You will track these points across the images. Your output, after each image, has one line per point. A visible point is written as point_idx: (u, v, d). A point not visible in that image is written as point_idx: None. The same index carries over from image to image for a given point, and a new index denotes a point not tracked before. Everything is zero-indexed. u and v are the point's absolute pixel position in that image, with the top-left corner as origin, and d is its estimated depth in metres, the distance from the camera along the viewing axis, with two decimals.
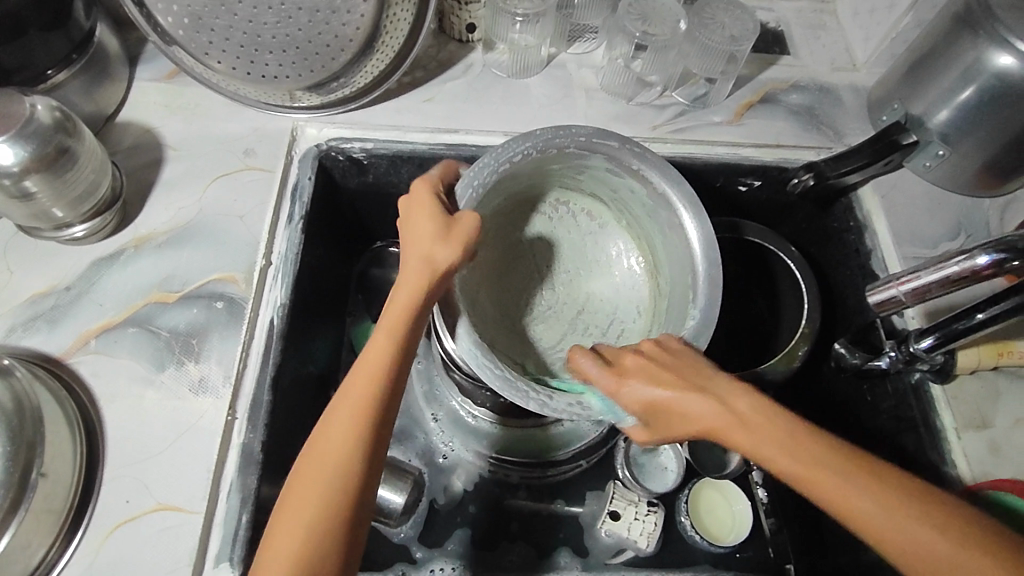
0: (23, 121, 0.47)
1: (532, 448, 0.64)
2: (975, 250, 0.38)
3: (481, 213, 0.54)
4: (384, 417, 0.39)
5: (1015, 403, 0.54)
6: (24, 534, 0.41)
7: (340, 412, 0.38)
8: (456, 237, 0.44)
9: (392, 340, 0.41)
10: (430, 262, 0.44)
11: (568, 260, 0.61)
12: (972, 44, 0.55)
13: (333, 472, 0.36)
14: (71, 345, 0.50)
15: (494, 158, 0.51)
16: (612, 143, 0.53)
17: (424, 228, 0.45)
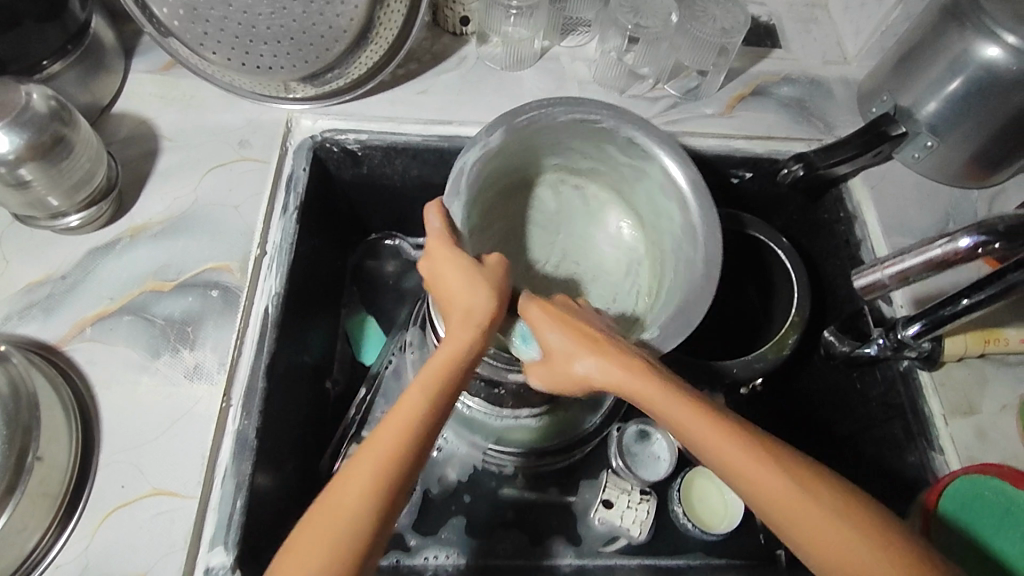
0: (18, 110, 0.48)
1: (525, 440, 0.64)
2: (957, 233, 0.39)
3: (501, 166, 0.56)
4: (414, 470, 0.38)
5: (1001, 389, 0.55)
6: (20, 517, 0.41)
7: (369, 456, 0.37)
8: (490, 285, 0.45)
9: (430, 391, 0.41)
10: (469, 311, 0.44)
11: (581, 254, 0.63)
12: (959, 36, 0.55)
13: (357, 518, 0.36)
14: (67, 333, 0.51)
15: (535, 114, 0.52)
16: (646, 136, 0.52)
17: (458, 277, 0.45)
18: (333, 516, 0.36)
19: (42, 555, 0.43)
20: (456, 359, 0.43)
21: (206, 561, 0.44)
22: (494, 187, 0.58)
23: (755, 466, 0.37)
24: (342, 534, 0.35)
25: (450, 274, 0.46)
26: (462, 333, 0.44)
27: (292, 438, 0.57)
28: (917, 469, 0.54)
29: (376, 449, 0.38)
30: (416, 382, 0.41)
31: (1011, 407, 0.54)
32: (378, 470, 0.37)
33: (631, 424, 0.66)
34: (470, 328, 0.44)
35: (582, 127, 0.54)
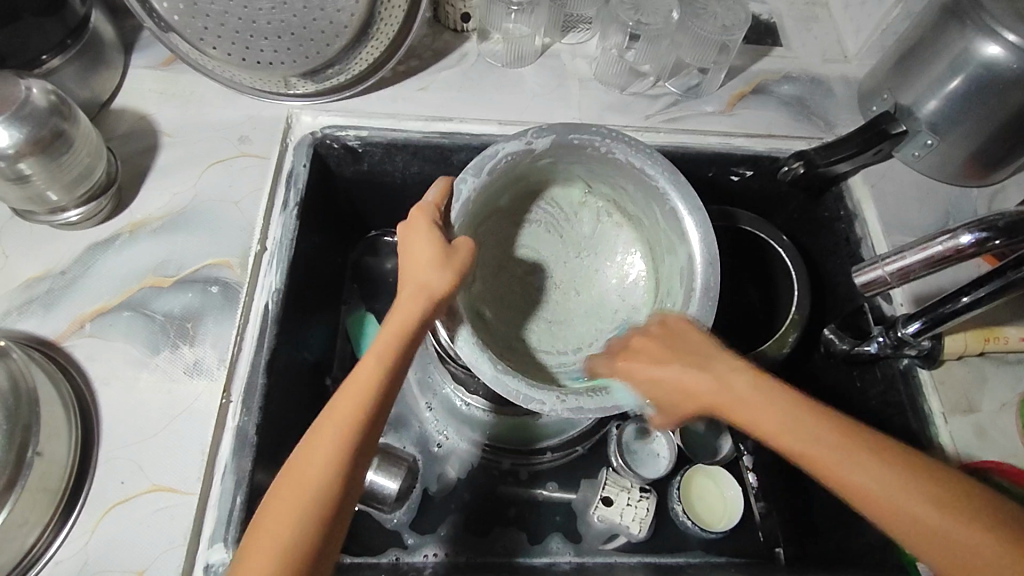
0: (18, 104, 0.47)
1: (524, 435, 0.66)
2: (958, 230, 0.39)
3: (510, 179, 0.57)
4: (371, 436, 0.39)
5: (1002, 387, 0.55)
6: (20, 514, 0.41)
7: (322, 429, 0.38)
8: (451, 263, 0.45)
9: (385, 357, 0.41)
10: (425, 288, 0.44)
11: (578, 281, 0.62)
12: (960, 35, 0.55)
13: (320, 483, 0.36)
14: (66, 328, 0.51)
15: (557, 135, 0.54)
16: (661, 170, 0.53)
17: (422, 253, 0.45)
18: (297, 482, 0.36)
19: (41, 552, 0.43)
20: (408, 331, 0.42)
21: (205, 557, 0.44)
22: (508, 189, 0.58)
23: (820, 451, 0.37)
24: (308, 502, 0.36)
25: (416, 250, 0.45)
26: (419, 306, 0.43)
27: (293, 435, 0.57)
28: None
29: (335, 418, 0.38)
30: (373, 348, 0.41)
31: (1010, 406, 0.54)
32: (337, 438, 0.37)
33: (631, 419, 0.65)
34: (426, 303, 0.43)
35: (605, 156, 0.55)
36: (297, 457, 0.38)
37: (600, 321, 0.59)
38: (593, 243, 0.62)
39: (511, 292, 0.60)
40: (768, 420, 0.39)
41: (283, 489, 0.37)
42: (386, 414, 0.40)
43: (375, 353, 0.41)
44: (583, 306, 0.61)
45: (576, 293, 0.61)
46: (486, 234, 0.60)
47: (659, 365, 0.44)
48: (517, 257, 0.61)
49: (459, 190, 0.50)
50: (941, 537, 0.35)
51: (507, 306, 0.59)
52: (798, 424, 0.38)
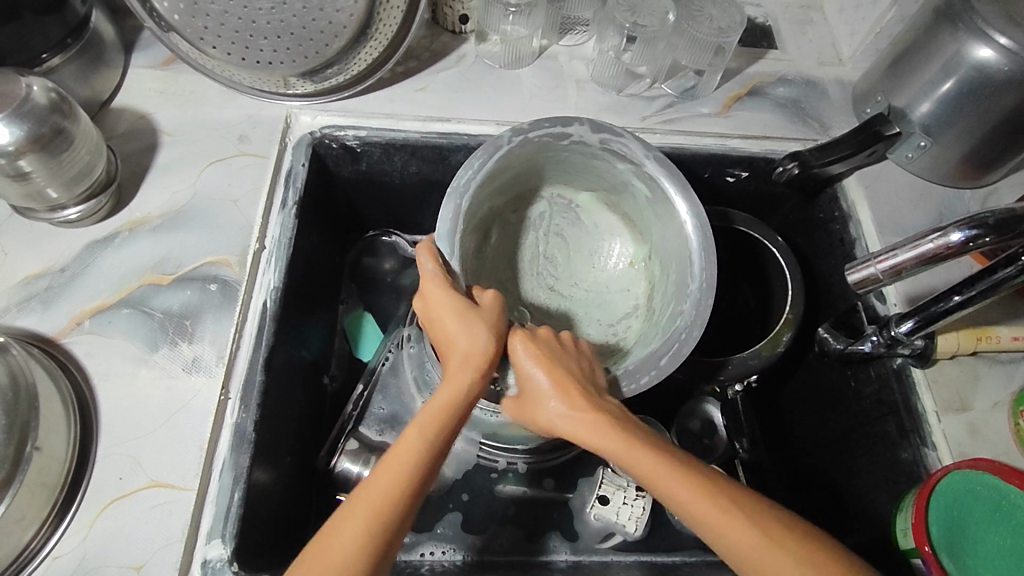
0: (19, 101, 0.48)
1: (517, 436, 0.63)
2: (948, 228, 0.39)
3: (522, 167, 0.56)
4: (407, 515, 0.38)
5: (994, 386, 0.55)
6: (18, 509, 0.41)
7: (357, 503, 0.38)
8: (490, 329, 0.46)
9: (429, 432, 0.41)
10: (469, 357, 0.45)
11: (581, 277, 0.63)
12: (952, 38, 0.56)
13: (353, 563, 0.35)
14: (65, 325, 0.51)
15: (585, 130, 0.53)
16: (671, 177, 0.53)
17: (456, 322, 0.46)
18: (324, 561, 0.36)
19: (38, 548, 0.43)
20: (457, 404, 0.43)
21: (203, 553, 0.44)
22: (578, 171, 0.60)
23: (643, 462, 0.41)
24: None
25: (449, 319, 0.46)
26: (465, 378, 0.44)
27: (290, 432, 0.57)
28: (908, 465, 0.54)
29: (368, 497, 0.38)
30: (415, 421, 0.42)
31: (1003, 404, 0.54)
32: (373, 514, 0.37)
33: None
34: (472, 374, 0.44)
35: (624, 157, 0.54)
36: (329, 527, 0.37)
37: (603, 319, 0.61)
38: (608, 299, 0.62)
39: (542, 252, 0.63)
40: (606, 438, 0.43)
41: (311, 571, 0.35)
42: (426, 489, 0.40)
43: (419, 425, 0.41)
44: (583, 305, 0.61)
45: (575, 295, 0.62)
46: (570, 191, 0.63)
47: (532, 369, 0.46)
48: (568, 234, 0.64)
49: (565, 124, 0.53)
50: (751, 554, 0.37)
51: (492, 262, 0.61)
52: (627, 442, 0.42)
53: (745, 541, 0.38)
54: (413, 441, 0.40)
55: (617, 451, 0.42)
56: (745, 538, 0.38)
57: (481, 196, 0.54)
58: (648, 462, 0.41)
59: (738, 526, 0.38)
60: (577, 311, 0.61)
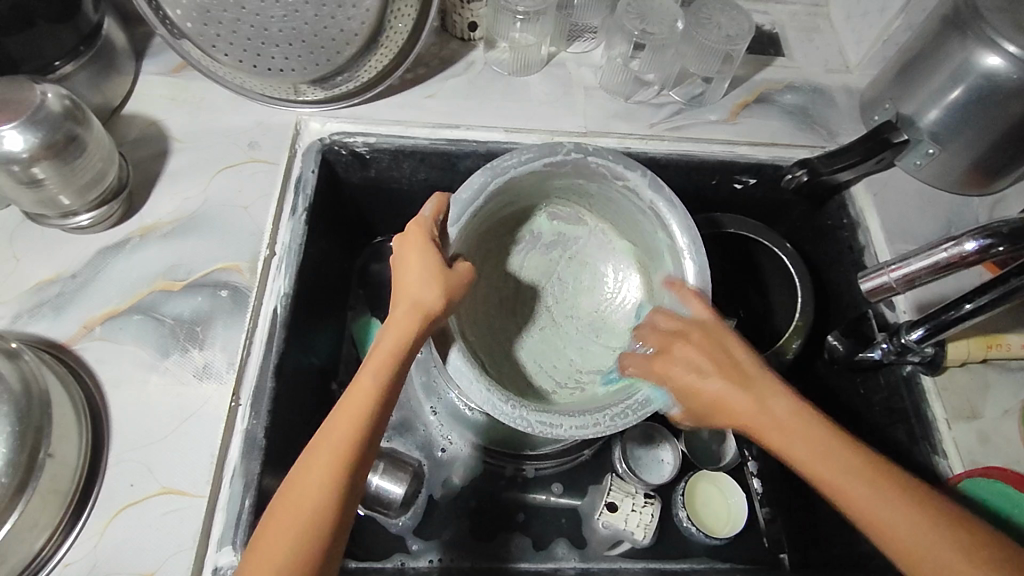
0: (33, 108, 0.48)
1: (518, 444, 0.64)
2: (962, 237, 0.38)
3: (555, 180, 0.58)
4: (366, 456, 0.39)
5: (1005, 394, 0.55)
6: (31, 515, 0.41)
7: (319, 450, 0.38)
8: (446, 285, 0.46)
9: (380, 376, 0.41)
10: (420, 306, 0.44)
11: (585, 306, 0.62)
12: (961, 46, 0.56)
13: (316, 506, 0.37)
14: (76, 331, 0.51)
15: (643, 177, 0.54)
16: (685, 224, 0.53)
17: (417, 273, 0.46)
18: (295, 500, 0.37)
19: (50, 555, 0.43)
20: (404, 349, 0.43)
21: (214, 560, 0.44)
22: (615, 211, 0.60)
23: (825, 461, 0.39)
24: (298, 540, 0.36)
25: (411, 272, 0.46)
26: (415, 325, 0.43)
27: (300, 438, 0.57)
28: (920, 473, 0.54)
29: (326, 445, 0.39)
30: (368, 364, 0.42)
31: (1013, 412, 0.54)
32: (333, 461, 0.38)
33: (634, 427, 0.66)
34: (421, 323, 0.44)
35: (653, 210, 0.55)
36: (301, 466, 0.39)
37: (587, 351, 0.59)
38: (598, 335, 0.60)
39: (558, 271, 0.63)
40: (794, 435, 0.41)
41: (280, 517, 0.37)
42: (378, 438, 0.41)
43: (372, 373, 0.41)
44: (582, 331, 0.60)
45: (577, 321, 0.61)
46: (614, 233, 0.63)
47: (699, 372, 0.44)
48: (583, 267, 0.63)
49: (629, 169, 0.54)
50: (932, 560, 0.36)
51: (501, 258, 0.62)
52: (816, 437, 0.40)
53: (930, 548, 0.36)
54: (364, 386, 0.41)
55: (795, 450, 0.40)
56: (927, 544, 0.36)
57: (524, 182, 0.56)
58: (831, 464, 0.39)
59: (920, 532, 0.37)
60: (554, 340, 0.60)
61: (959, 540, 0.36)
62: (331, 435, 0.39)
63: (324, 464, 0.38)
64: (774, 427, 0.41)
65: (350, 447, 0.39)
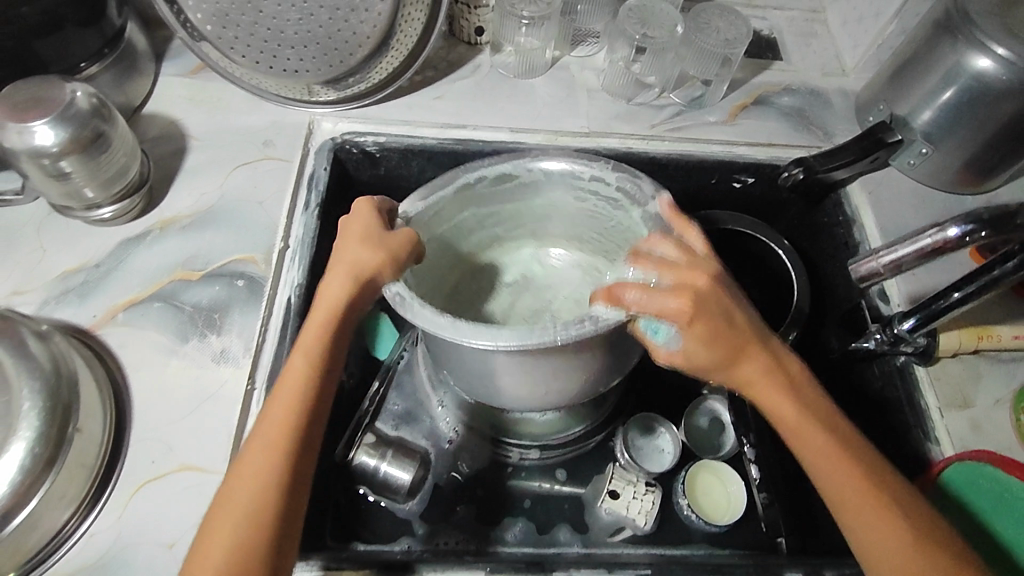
0: (63, 107, 0.50)
1: (519, 432, 0.66)
2: (945, 223, 0.40)
3: (535, 208, 0.62)
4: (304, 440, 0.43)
5: (995, 383, 0.57)
6: (59, 487, 0.43)
7: (257, 442, 0.42)
8: (388, 248, 0.47)
9: (312, 357, 0.45)
10: (354, 266, 0.46)
11: None
12: (953, 49, 0.59)
13: (246, 498, 0.40)
14: (100, 317, 0.53)
15: (605, 169, 0.54)
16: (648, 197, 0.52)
17: (353, 241, 0.47)
18: (240, 489, 0.41)
19: (73, 529, 0.45)
20: (332, 321, 0.45)
21: None
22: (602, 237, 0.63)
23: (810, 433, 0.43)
24: (241, 525, 0.40)
25: (351, 237, 0.47)
26: (340, 288, 0.46)
27: None
28: (912, 458, 0.55)
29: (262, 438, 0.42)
30: (299, 350, 0.45)
31: (1004, 402, 0.56)
32: (269, 449, 0.42)
33: (635, 419, 0.69)
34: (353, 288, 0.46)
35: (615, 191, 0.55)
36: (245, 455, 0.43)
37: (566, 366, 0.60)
38: None
39: (550, 307, 0.66)
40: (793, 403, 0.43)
41: (225, 508, 0.41)
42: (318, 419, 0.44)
43: (301, 349, 0.45)
44: None
45: None
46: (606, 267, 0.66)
47: (730, 320, 0.42)
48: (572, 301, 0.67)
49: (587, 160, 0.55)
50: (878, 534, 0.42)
51: (493, 293, 0.67)
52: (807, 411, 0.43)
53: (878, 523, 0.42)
54: (298, 373, 0.44)
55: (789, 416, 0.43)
56: (880, 522, 0.42)
57: (498, 206, 0.61)
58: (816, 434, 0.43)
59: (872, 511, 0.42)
60: None
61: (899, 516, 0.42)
62: (270, 417, 0.43)
63: (262, 453, 0.42)
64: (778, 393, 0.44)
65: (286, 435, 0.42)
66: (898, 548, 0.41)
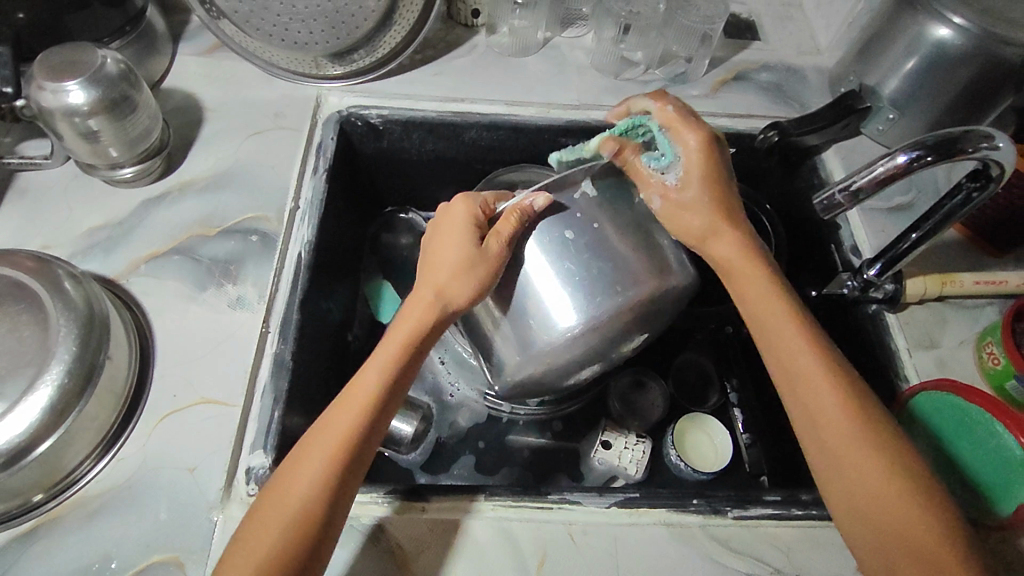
0: (93, 69, 0.54)
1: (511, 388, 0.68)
2: (896, 152, 0.45)
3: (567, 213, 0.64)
4: (362, 445, 0.44)
5: (959, 326, 0.61)
6: (91, 411, 0.47)
7: (315, 446, 0.43)
8: (468, 268, 0.48)
9: (384, 369, 0.46)
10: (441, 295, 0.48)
11: None
12: (915, 20, 0.63)
13: (300, 496, 0.42)
14: (123, 269, 0.57)
15: None
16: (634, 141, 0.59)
17: (440, 259, 0.49)
18: (288, 491, 0.42)
19: (84, 472, 0.48)
20: (415, 337, 0.48)
21: (246, 462, 0.49)
22: None
23: (831, 399, 0.46)
24: (298, 508, 0.41)
25: (446, 255, 0.49)
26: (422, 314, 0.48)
27: (319, 375, 0.63)
28: (884, 397, 0.59)
29: (326, 437, 0.44)
30: (375, 360, 0.47)
31: (968, 342, 0.60)
32: (331, 452, 0.43)
33: (626, 374, 0.73)
34: (435, 312, 0.48)
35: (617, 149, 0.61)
36: (300, 450, 0.44)
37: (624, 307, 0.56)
38: None
39: None
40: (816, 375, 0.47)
41: (274, 502, 0.42)
42: (377, 429, 0.45)
43: (378, 363, 0.47)
44: None
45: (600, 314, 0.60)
46: None
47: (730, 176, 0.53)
48: None
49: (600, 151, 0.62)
50: (889, 496, 0.43)
51: None
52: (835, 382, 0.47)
53: (885, 483, 0.44)
54: (365, 387, 0.46)
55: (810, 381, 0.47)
56: (886, 481, 0.44)
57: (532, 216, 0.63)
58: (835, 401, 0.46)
59: (881, 472, 0.44)
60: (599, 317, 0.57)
61: (878, 439, 0.45)
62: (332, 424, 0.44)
63: (315, 465, 0.42)
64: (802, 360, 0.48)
65: (345, 440, 0.44)
66: (880, 486, 0.44)
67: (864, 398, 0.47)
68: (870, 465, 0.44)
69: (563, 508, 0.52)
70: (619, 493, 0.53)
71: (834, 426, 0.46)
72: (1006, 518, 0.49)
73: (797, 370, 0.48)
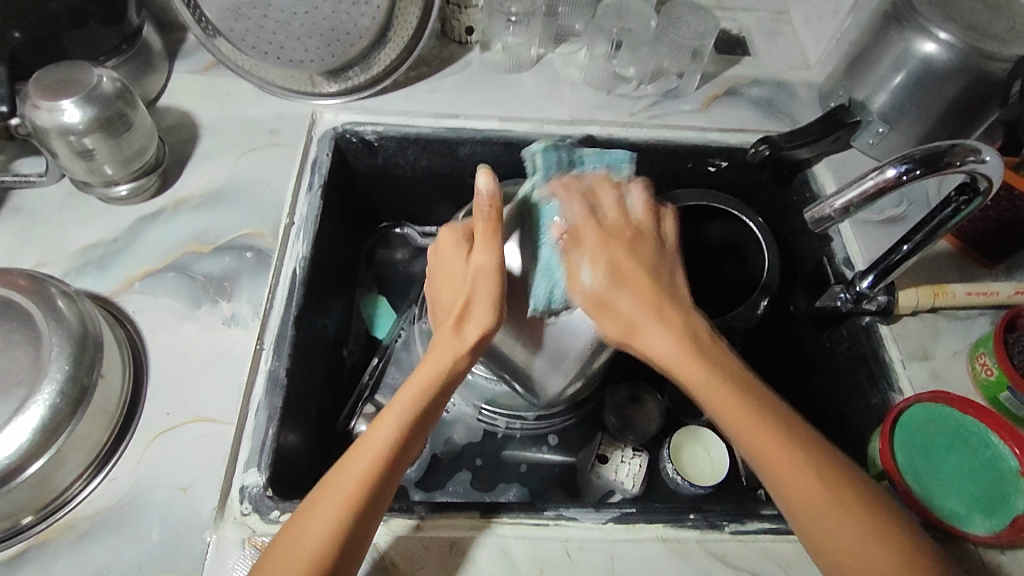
0: (88, 88, 0.54)
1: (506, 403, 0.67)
2: (885, 166, 0.45)
3: None
4: (378, 495, 0.43)
5: (952, 337, 0.61)
6: (84, 429, 0.47)
7: (328, 504, 0.42)
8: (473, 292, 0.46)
9: (405, 419, 0.44)
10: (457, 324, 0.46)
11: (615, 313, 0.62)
12: (901, 35, 0.64)
13: (313, 549, 0.40)
14: (118, 286, 0.57)
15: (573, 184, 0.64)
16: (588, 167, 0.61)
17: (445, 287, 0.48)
18: (298, 546, 0.41)
19: (75, 492, 0.47)
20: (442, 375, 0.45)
21: (241, 480, 0.49)
22: None
23: (783, 449, 0.42)
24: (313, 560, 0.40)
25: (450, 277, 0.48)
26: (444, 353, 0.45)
27: (314, 391, 0.62)
28: (879, 408, 0.59)
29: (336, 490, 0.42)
30: (394, 405, 0.45)
31: (961, 353, 0.60)
32: (339, 511, 0.41)
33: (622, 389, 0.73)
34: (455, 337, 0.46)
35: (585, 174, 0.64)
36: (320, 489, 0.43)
37: None
38: None
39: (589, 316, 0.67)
40: (758, 426, 0.43)
41: (284, 553, 0.41)
42: (389, 485, 0.43)
43: (397, 408, 0.44)
44: None
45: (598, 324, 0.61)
46: None
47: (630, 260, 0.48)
48: None
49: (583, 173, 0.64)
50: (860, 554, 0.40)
51: None
52: (776, 434, 0.43)
53: (857, 540, 0.40)
54: (382, 439, 0.43)
55: (740, 428, 0.43)
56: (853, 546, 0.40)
57: None
58: (783, 453, 0.42)
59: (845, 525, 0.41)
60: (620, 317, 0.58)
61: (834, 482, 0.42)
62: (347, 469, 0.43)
63: (330, 519, 0.41)
64: (742, 417, 0.43)
65: (355, 494, 0.42)
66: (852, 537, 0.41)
67: (803, 437, 0.43)
68: (841, 533, 0.41)
69: (559, 524, 0.52)
70: (616, 509, 0.53)
71: (797, 482, 0.42)
72: (1000, 531, 0.49)
73: (722, 410, 0.43)
